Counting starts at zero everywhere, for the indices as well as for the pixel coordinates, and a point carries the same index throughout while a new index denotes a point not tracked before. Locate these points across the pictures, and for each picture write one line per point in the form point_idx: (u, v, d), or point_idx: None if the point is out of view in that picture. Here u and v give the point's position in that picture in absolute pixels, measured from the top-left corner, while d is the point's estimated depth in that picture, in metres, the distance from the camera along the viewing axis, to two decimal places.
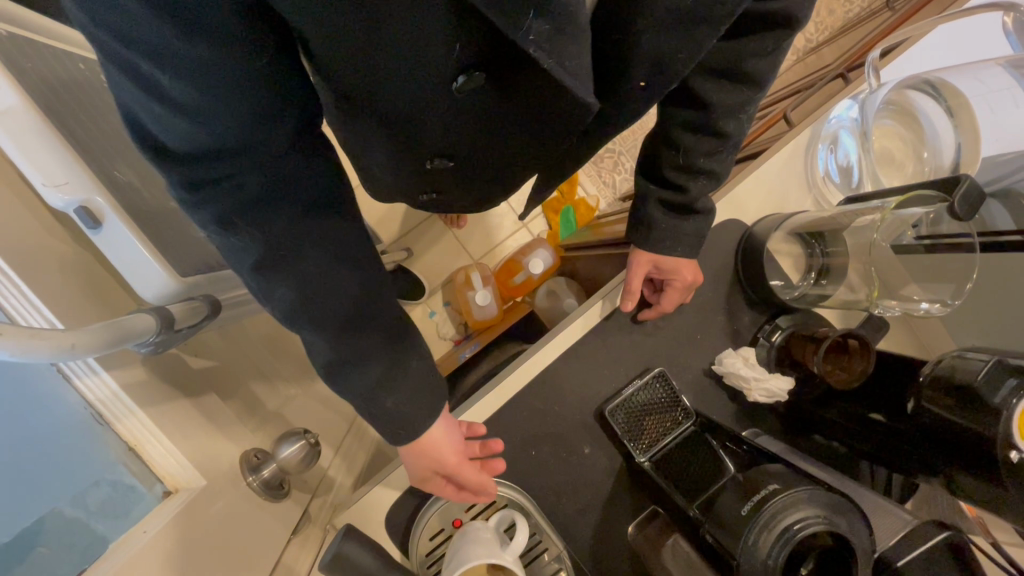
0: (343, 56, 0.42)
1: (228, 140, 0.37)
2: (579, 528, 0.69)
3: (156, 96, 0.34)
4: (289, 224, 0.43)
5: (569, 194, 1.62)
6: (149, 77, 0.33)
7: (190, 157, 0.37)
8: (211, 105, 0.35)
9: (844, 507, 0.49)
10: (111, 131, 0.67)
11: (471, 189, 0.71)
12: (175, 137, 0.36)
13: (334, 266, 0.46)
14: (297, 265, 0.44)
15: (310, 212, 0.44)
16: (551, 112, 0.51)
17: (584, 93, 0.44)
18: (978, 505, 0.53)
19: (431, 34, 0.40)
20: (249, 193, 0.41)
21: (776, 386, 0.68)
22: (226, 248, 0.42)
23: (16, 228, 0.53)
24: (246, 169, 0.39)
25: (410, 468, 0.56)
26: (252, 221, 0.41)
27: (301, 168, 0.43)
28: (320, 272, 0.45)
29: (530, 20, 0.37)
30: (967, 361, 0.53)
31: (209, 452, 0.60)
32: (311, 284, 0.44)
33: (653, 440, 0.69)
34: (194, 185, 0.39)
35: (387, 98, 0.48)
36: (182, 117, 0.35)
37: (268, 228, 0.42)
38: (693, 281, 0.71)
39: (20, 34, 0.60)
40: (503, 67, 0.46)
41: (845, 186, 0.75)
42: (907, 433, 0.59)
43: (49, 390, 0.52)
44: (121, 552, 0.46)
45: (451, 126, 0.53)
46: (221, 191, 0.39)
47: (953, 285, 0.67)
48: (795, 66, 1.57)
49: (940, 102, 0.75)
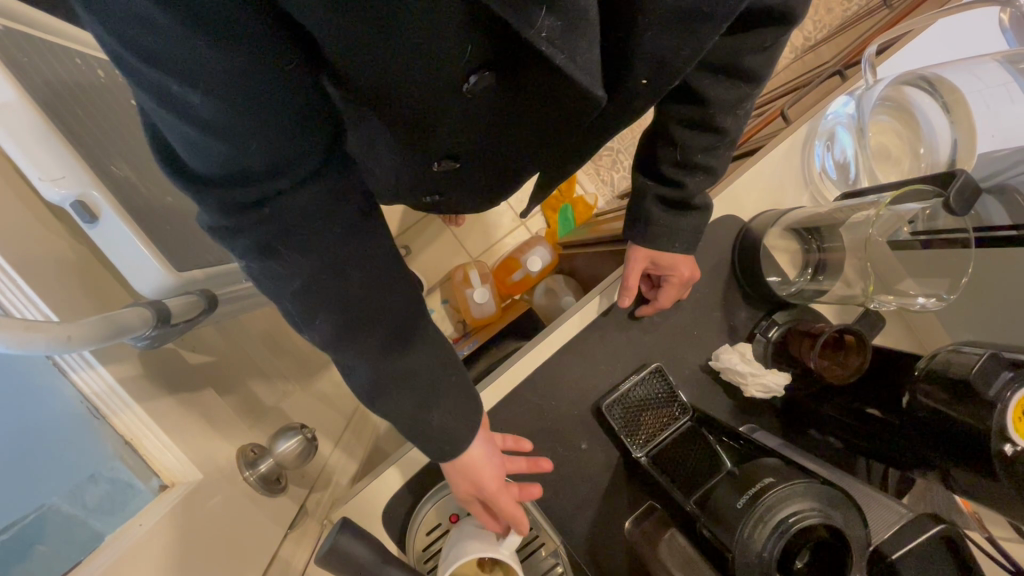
0: (365, 66, 0.42)
1: (264, 160, 0.37)
2: (576, 523, 0.69)
3: (187, 118, 0.34)
4: (332, 246, 0.42)
5: (567, 192, 1.62)
6: (180, 99, 0.33)
7: (228, 182, 0.37)
8: (242, 122, 0.34)
9: (839, 500, 0.49)
10: (109, 128, 0.67)
11: (476, 191, 0.71)
12: (210, 161, 0.36)
13: (371, 282, 0.45)
14: (337, 284, 0.43)
15: (356, 233, 0.44)
16: (566, 112, 0.51)
17: (592, 86, 0.44)
18: (973, 499, 0.53)
19: (449, 36, 0.40)
20: (290, 216, 0.40)
21: (772, 381, 0.69)
22: (265, 273, 0.42)
23: (13, 222, 0.53)
24: (285, 191, 0.39)
25: (454, 487, 0.57)
26: (295, 245, 0.41)
27: (343, 188, 0.43)
28: (365, 292, 0.45)
29: (541, 18, 0.37)
30: (962, 355, 0.53)
31: (205, 446, 0.60)
32: (354, 305, 0.44)
33: (650, 436, 0.70)
34: (234, 212, 0.39)
35: (405, 104, 0.48)
36: (214, 137, 0.35)
37: (310, 250, 0.41)
38: (690, 276, 0.71)
39: (17, 28, 0.60)
40: (515, 65, 0.46)
41: (842, 182, 0.75)
42: (902, 427, 0.59)
43: (44, 384, 0.52)
44: (118, 545, 0.46)
45: (465, 127, 0.54)
46: (261, 217, 0.39)
47: (948, 280, 0.67)
48: (795, 65, 1.57)
49: (936, 98, 0.75)
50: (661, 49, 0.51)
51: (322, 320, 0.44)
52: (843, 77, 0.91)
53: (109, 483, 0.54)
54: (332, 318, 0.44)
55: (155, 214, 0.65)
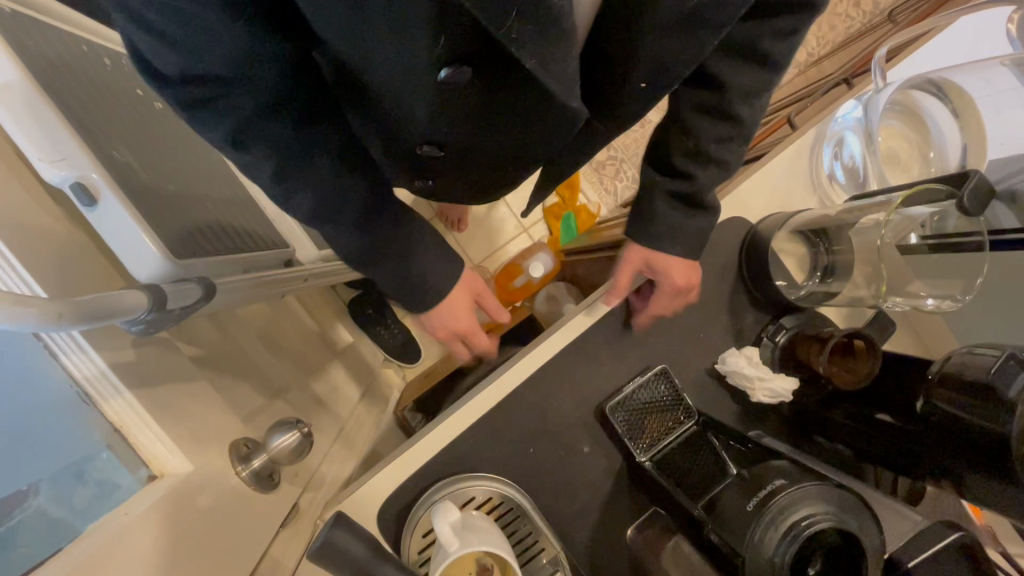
0: (333, 33, 0.43)
1: (219, 74, 0.42)
2: (577, 530, 0.67)
3: (149, 30, 0.39)
4: (293, 146, 0.48)
5: (569, 200, 1.59)
6: (140, 10, 0.38)
7: (190, 89, 0.43)
8: (192, 38, 0.40)
9: (852, 505, 0.48)
10: (113, 113, 0.67)
11: (467, 179, 0.70)
12: (169, 69, 0.42)
13: (342, 171, 0.52)
14: (307, 186, 0.50)
15: (321, 147, 0.50)
16: (533, 103, 0.50)
17: (568, 95, 0.44)
18: (988, 508, 0.52)
19: (413, 24, 0.41)
20: (248, 124, 0.46)
21: (781, 386, 0.67)
22: (240, 160, 0.49)
23: (12, 201, 0.52)
24: (242, 100, 0.44)
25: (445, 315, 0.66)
26: (256, 139, 0.47)
27: (301, 108, 0.49)
28: (330, 184, 0.51)
29: (512, 21, 0.36)
30: (977, 357, 0.52)
31: (198, 439, 0.58)
32: (326, 196, 0.51)
33: (654, 440, 0.68)
34: (198, 111, 0.45)
35: (375, 78, 0.50)
36: (169, 47, 0.40)
37: (273, 144, 0.47)
38: (683, 285, 0.69)
39: (21, 12, 0.60)
40: (487, 62, 0.45)
41: (851, 186, 0.74)
42: (917, 433, 0.58)
43: (33, 369, 0.50)
44: (101, 532, 0.45)
45: (441, 117, 0.53)
46: (215, 113, 0.45)
47: (962, 281, 0.65)
48: (800, 78, 1.58)
49: (946, 103, 0.75)
50: (671, 43, 0.50)
51: (305, 201, 0.51)
52: (850, 85, 0.91)
53: (95, 479, 0.53)
54: (329, 204, 0.52)
55: (158, 201, 0.64)
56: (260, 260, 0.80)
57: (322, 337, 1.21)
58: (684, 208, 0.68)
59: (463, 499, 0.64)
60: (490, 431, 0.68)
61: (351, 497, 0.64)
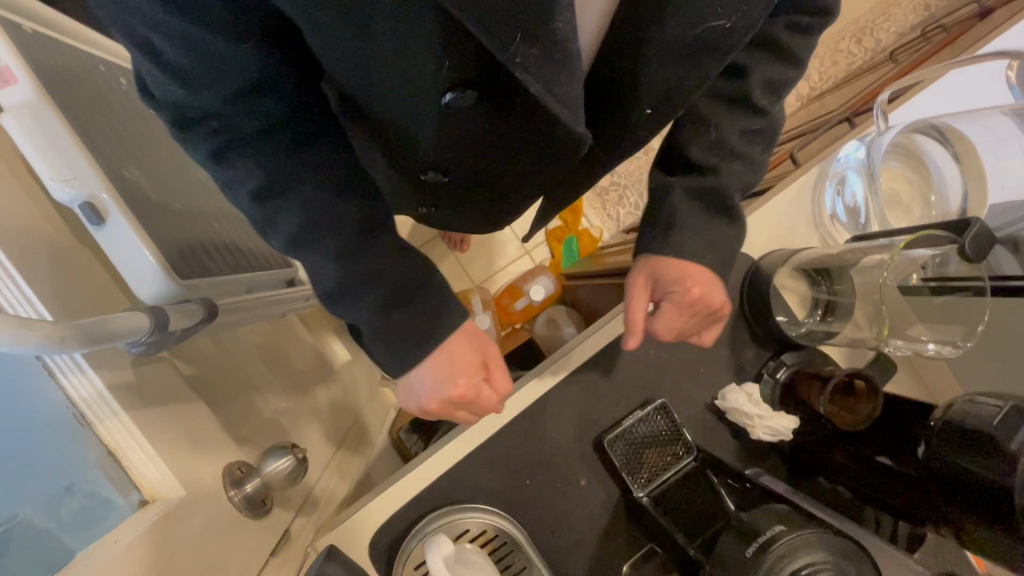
0: (342, 62, 0.43)
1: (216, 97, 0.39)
2: (573, 566, 0.66)
3: (148, 52, 0.37)
4: (288, 167, 0.43)
5: (573, 224, 1.61)
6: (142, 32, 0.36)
7: (180, 104, 0.40)
8: (192, 60, 0.37)
9: (855, 554, 0.47)
10: (126, 132, 0.68)
11: (471, 205, 0.71)
12: (166, 91, 0.39)
13: (341, 197, 0.45)
14: (294, 211, 0.44)
15: (320, 170, 0.44)
16: (539, 132, 0.51)
17: (573, 120, 0.44)
18: (990, 560, 0.51)
19: (422, 49, 0.41)
20: (240, 145, 0.41)
21: (781, 424, 0.67)
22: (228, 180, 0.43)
23: (21, 218, 0.53)
24: (237, 119, 0.41)
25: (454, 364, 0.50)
26: (243, 158, 0.42)
27: (307, 133, 0.44)
28: (325, 209, 0.44)
29: (517, 44, 0.37)
30: (977, 407, 0.53)
31: (193, 461, 0.58)
32: (315, 219, 0.44)
33: (653, 475, 0.67)
34: (188, 130, 0.41)
35: (381, 104, 0.50)
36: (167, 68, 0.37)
37: (264, 163, 0.42)
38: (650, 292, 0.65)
39: (41, 32, 0.61)
40: (494, 88, 0.46)
41: (853, 226, 0.75)
42: (917, 479, 0.57)
43: (33, 388, 0.50)
44: (89, 560, 0.44)
45: (448, 140, 0.54)
46: (206, 131, 0.41)
47: (963, 327, 0.65)
48: (802, 112, 1.60)
49: (946, 147, 0.75)
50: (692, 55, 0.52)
51: (292, 223, 0.44)
52: (851, 124, 0.92)
53: (83, 495, 0.52)
54: (319, 227, 0.44)
55: (165, 220, 0.65)
56: (263, 279, 0.81)
57: (321, 355, 1.21)
58: (709, 218, 0.64)
59: (457, 530, 0.63)
60: (486, 461, 0.67)
61: (344, 524, 0.63)
